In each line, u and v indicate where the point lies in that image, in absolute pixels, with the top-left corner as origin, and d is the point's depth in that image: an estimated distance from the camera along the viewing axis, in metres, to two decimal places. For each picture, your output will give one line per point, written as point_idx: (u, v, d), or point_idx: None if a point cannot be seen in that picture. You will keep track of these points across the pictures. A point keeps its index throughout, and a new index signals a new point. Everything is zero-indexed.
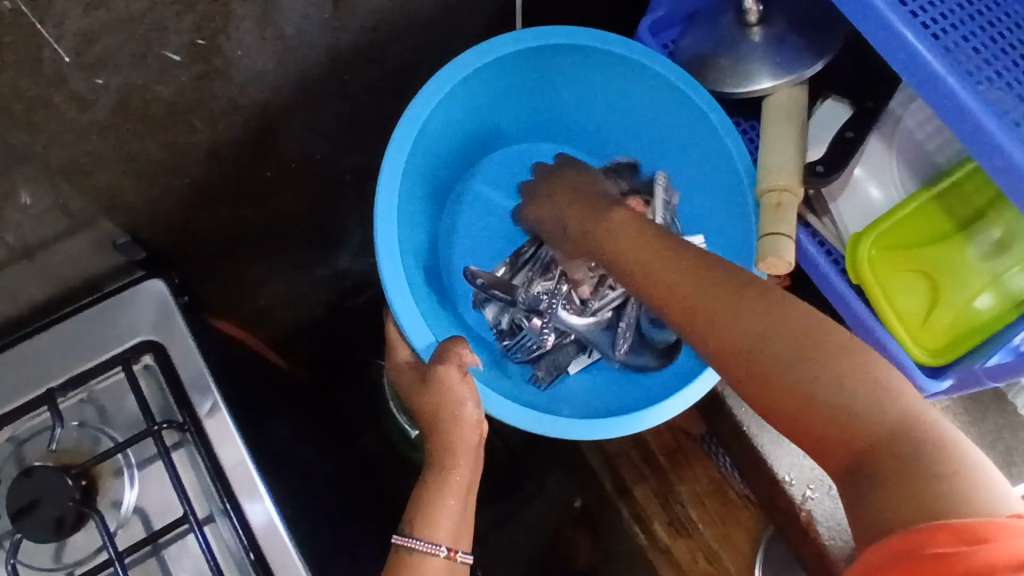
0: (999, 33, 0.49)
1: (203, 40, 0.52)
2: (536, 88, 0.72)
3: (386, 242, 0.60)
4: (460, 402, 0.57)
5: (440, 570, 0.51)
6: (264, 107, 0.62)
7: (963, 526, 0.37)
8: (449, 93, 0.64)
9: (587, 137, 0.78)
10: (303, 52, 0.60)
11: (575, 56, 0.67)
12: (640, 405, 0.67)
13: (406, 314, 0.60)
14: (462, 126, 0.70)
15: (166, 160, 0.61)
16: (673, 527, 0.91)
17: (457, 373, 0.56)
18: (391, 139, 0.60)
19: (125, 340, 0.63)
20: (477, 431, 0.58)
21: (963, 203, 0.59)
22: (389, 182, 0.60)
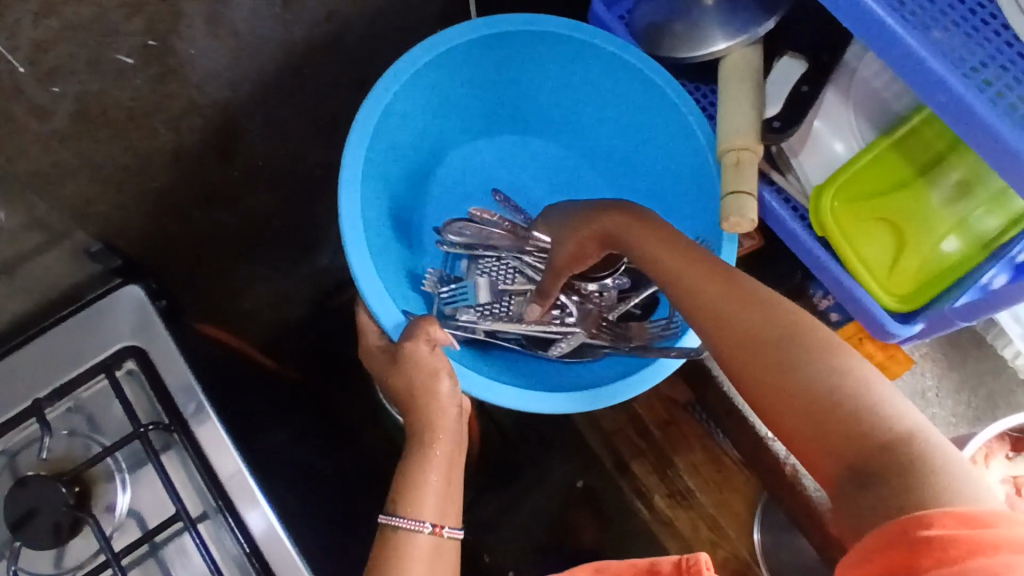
0: None
1: (155, 42, 0.53)
2: (499, 79, 0.72)
3: (353, 233, 0.60)
4: (436, 375, 0.58)
5: (425, 545, 0.52)
6: (224, 106, 0.63)
7: (965, 512, 0.35)
8: (407, 86, 0.65)
9: (552, 127, 0.79)
10: (256, 48, 0.60)
11: (531, 44, 0.68)
12: (616, 376, 0.67)
13: (374, 295, 0.61)
14: (426, 117, 0.71)
15: (133, 165, 0.61)
16: (674, 498, 0.92)
17: (427, 348, 0.58)
18: (352, 128, 0.61)
19: (107, 347, 0.64)
20: (455, 404, 0.58)
21: (922, 149, 0.59)
22: (351, 177, 0.61)
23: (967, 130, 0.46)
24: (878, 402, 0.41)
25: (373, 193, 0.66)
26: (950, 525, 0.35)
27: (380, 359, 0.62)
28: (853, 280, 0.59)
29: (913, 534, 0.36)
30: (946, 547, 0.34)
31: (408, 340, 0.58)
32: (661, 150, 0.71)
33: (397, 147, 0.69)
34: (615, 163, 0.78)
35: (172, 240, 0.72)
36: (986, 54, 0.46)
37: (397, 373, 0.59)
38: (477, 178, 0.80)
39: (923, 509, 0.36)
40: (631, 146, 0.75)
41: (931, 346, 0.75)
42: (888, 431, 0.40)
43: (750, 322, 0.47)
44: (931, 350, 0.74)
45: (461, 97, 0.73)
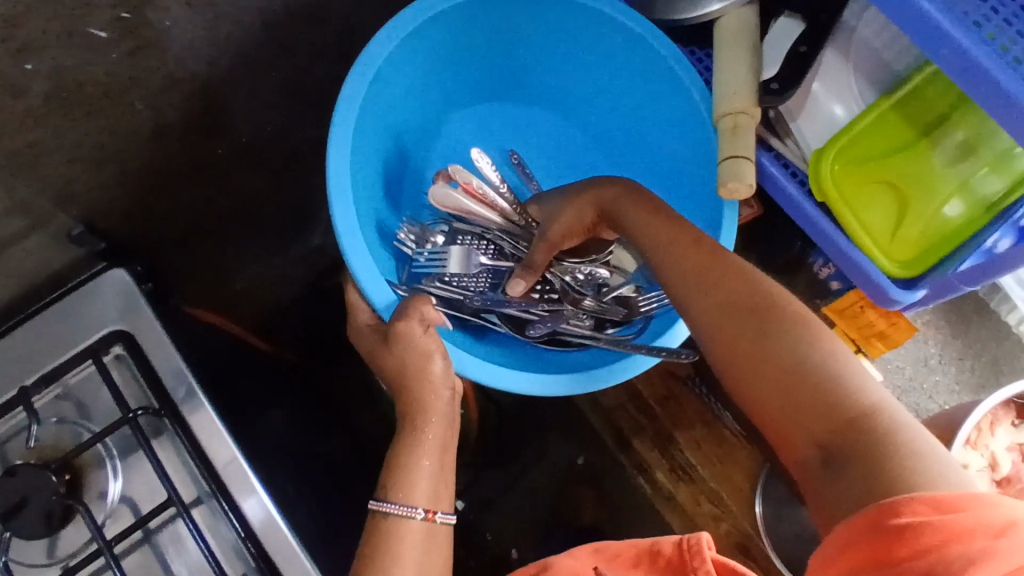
0: None
1: (129, 13, 0.51)
2: (489, 44, 0.70)
3: (344, 210, 0.58)
4: (429, 355, 0.57)
5: (419, 531, 0.52)
6: (203, 81, 0.61)
7: (938, 498, 0.35)
8: (396, 54, 0.63)
9: (545, 94, 0.77)
10: (234, 19, 0.58)
11: (523, 7, 0.66)
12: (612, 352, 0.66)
13: (364, 271, 0.58)
14: (414, 86, 0.69)
15: (113, 145, 0.59)
16: (676, 472, 0.91)
17: (420, 328, 0.56)
18: (338, 98, 0.59)
19: (93, 332, 0.62)
20: (448, 387, 0.58)
21: (923, 109, 0.58)
22: (340, 150, 0.59)
23: (974, 85, 0.44)
24: (849, 387, 0.42)
25: (362, 166, 0.63)
26: (923, 512, 0.35)
27: (374, 340, 0.61)
28: (854, 247, 0.58)
29: (885, 522, 0.35)
30: (920, 534, 0.35)
31: (399, 320, 0.56)
32: (658, 120, 0.70)
33: (385, 118, 0.67)
34: (609, 131, 0.76)
35: (158, 222, 0.70)
36: (993, 6, 0.44)
37: (390, 354, 0.58)
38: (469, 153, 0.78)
39: (894, 496, 0.36)
40: (626, 114, 0.73)
41: (932, 312, 0.74)
42: (861, 417, 0.40)
43: (740, 296, 0.48)
44: (933, 317, 0.73)
45: (450, 64, 0.70)
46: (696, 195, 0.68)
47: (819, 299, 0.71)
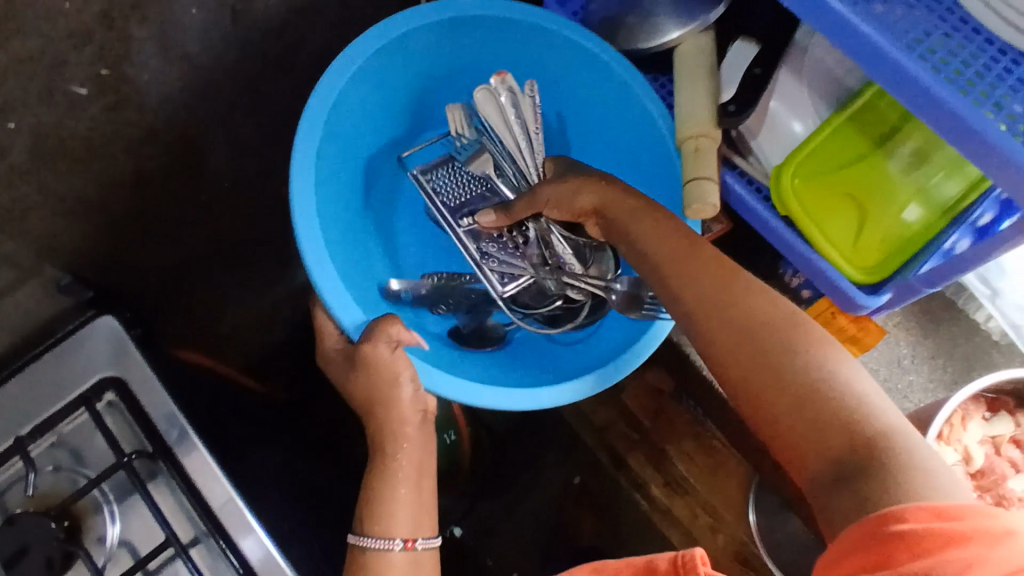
0: None
1: (108, 70, 0.52)
2: (449, 68, 0.71)
3: (312, 244, 0.57)
4: (397, 381, 0.57)
5: (400, 563, 0.53)
6: (183, 129, 0.63)
7: (939, 507, 0.36)
8: (353, 80, 0.63)
9: None
10: (210, 69, 0.60)
11: (477, 30, 0.68)
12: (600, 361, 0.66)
13: (331, 291, 0.57)
14: (376, 114, 0.70)
15: (96, 195, 0.60)
16: (670, 486, 0.92)
17: (388, 349, 0.56)
18: (299, 123, 0.59)
19: (85, 379, 0.63)
20: (418, 409, 0.58)
21: (876, 121, 0.61)
22: (301, 181, 0.58)
23: (915, 99, 0.46)
24: (865, 401, 0.42)
25: (327, 192, 0.63)
26: (923, 519, 0.36)
27: (341, 362, 0.61)
28: (819, 256, 0.60)
29: (886, 529, 0.37)
30: (920, 539, 0.36)
31: (365, 343, 0.56)
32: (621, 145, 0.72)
33: (348, 144, 0.67)
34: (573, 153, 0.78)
35: (142, 267, 0.71)
36: (929, 23, 0.47)
37: (358, 376, 0.58)
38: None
39: (897, 504, 0.37)
40: (591, 135, 0.75)
41: (904, 315, 0.76)
42: (874, 428, 0.41)
43: (763, 315, 0.47)
44: (904, 319, 0.75)
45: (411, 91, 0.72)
46: None
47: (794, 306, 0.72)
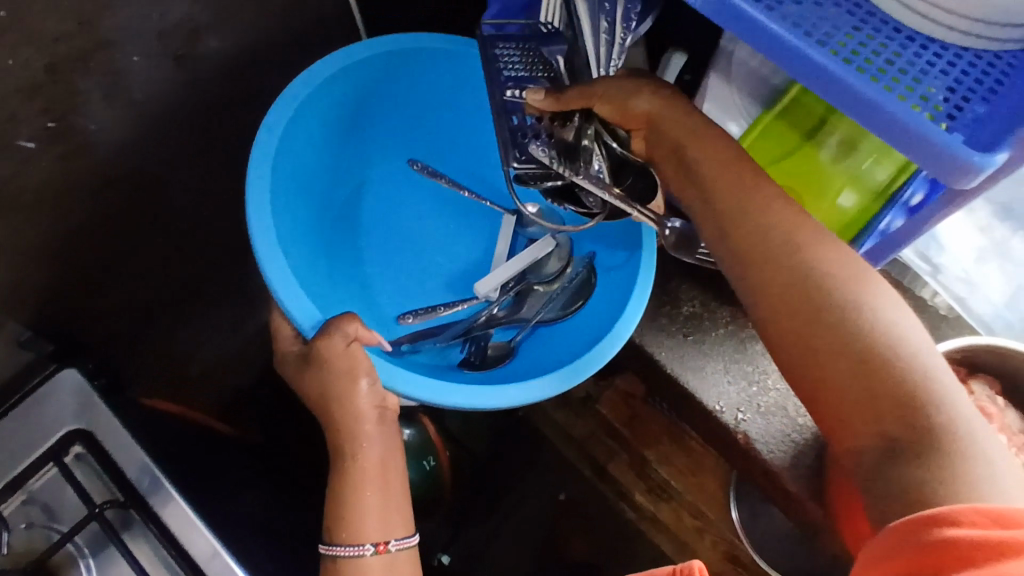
0: None
1: (55, 122, 0.52)
2: (406, 101, 0.71)
3: (288, 289, 0.56)
4: (352, 375, 0.54)
5: (374, 567, 0.51)
6: (134, 174, 0.63)
7: (997, 512, 0.34)
8: (298, 120, 0.62)
9: (475, 159, 0.77)
10: (158, 114, 0.60)
11: (430, 65, 0.67)
12: (580, 348, 0.61)
13: (289, 294, 0.56)
14: (332, 146, 0.68)
15: (52, 246, 0.60)
16: (653, 492, 0.95)
17: (343, 343, 0.54)
18: (252, 149, 0.58)
19: (52, 434, 0.62)
20: (376, 405, 0.55)
21: (804, 117, 0.64)
22: (260, 226, 0.56)
23: (831, 90, 0.45)
24: (939, 400, 0.39)
25: (285, 220, 0.61)
26: (981, 525, 0.34)
27: (295, 361, 0.57)
28: None
29: (938, 534, 0.35)
30: (974, 547, 0.34)
31: (319, 338, 0.54)
32: None
33: (304, 175, 0.65)
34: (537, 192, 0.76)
35: (103, 317, 0.71)
36: (838, 19, 0.48)
37: (311, 374, 0.55)
38: (395, 221, 0.75)
39: (950, 506, 0.35)
40: None
41: None
42: (937, 427, 0.38)
43: (814, 278, 0.44)
44: None
45: (368, 123, 0.70)
46: (612, 236, 0.67)
47: None
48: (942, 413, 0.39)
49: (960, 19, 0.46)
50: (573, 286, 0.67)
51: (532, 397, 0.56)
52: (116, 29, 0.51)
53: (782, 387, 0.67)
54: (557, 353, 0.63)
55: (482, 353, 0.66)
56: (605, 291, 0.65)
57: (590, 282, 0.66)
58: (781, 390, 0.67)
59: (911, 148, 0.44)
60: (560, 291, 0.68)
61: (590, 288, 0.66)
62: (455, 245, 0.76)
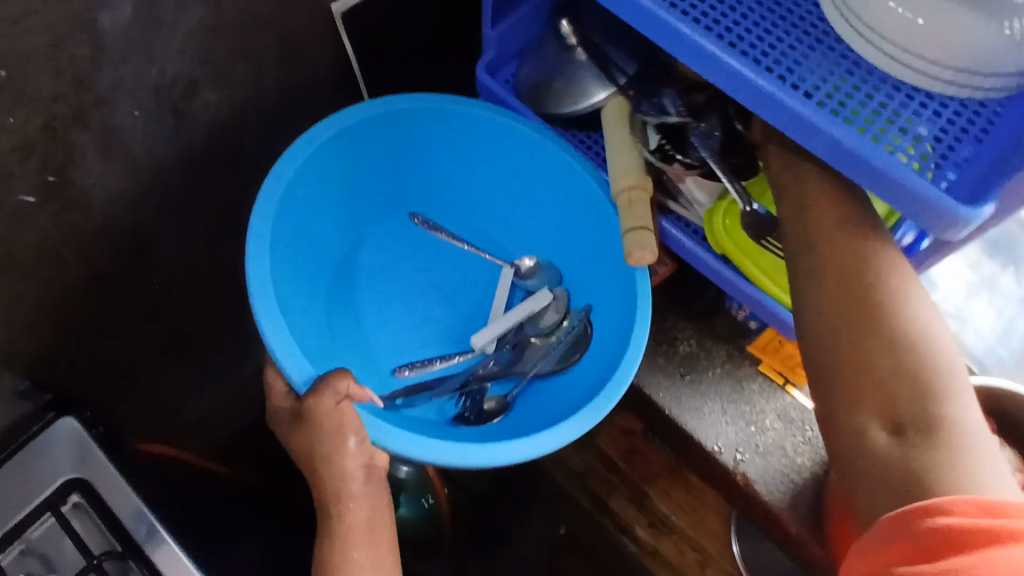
0: (761, 14, 0.51)
1: (53, 177, 0.53)
2: (405, 154, 0.72)
3: (287, 353, 0.56)
4: (341, 433, 0.54)
5: None
6: (131, 225, 0.63)
7: (985, 501, 0.37)
8: (297, 181, 0.64)
9: (473, 214, 0.77)
10: (155, 167, 0.61)
11: (427, 123, 0.69)
12: (577, 402, 0.62)
13: (282, 349, 0.56)
14: (331, 201, 0.69)
15: (48, 298, 0.61)
16: (655, 527, 0.93)
17: (332, 402, 0.54)
18: (253, 208, 0.59)
19: (49, 483, 0.61)
20: (364, 461, 0.55)
21: None
22: (259, 289, 0.57)
23: (821, 145, 0.47)
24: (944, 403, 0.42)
25: (281, 275, 0.63)
26: (969, 513, 0.37)
27: (287, 419, 0.58)
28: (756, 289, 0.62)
29: (930, 522, 0.38)
30: (963, 534, 0.37)
31: (311, 395, 0.55)
32: (572, 224, 0.71)
33: (302, 231, 0.67)
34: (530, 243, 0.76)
35: (100, 363, 0.71)
36: (828, 70, 0.49)
37: (300, 431, 0.56)
38: (393, 272, 0.76)
39: (942, 497, 0.38)
40: (548, 218, 0.74)
41: None
42: (941, 430, 0.41)
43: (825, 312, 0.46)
44: None
45: (367, 177, 0.72)
46: (611, 290, 0.68)
47: (741, 338, 0.70)
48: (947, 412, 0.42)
49: (942, 69, 0.46)
50: (568, 342, 0.68)
51: (524, 458, 0.56)
52: (113, 87, 0.52)
53: (779, 428, 0.67)
54: (553, 410, 0.64)
55: (476, 411, 0.66)
56: (602, 345, 0.66)
57: (583, 339, 0.67)
58: (779, 429, 0.67)
59: (898, 199, 0.46)
60: (557, 345, 0.68)
61: (587, 344, 0.67)
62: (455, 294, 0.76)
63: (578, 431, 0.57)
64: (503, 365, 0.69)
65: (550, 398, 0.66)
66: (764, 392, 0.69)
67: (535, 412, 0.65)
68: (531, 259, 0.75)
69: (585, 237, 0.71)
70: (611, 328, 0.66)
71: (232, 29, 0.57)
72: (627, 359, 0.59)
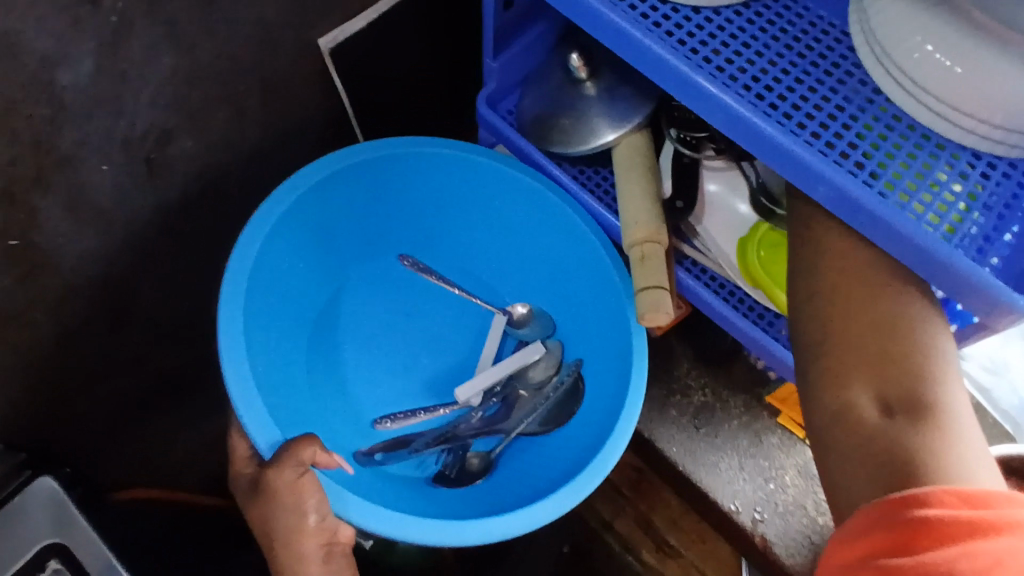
0: (789, 61, 0.47)
1: (16, 241, 0.48)
2: (394, 193, 0.70)
3: (256, 420, 0.54)
4: (300, 511, 0.53)
5: None
6: (106, 281, 0.58)
7: (967, 491, 0.36)
8: (276, 229, 0.62)
9: (469, 254, 0.75)
10: (128, 221, 0.56)
11: (413, 165, 0.67)
12: (564, 474, 0.60)
13: (250, 412, 0.54)
14: (314, 246, 0.68)
15: (19, 363, 0.56)
16: (661, 550, 0.92)
17: (293, 475, 0.52)
18: (225, 267, 0.58)
19: (24, 552, 0.56)
20: (321, 539, 0.55)
21: None
22: (231, 356, 0.56)
23: (852, 217, 0.44)
24: (931, 397, 0.41)
25: (257, 329, 0.61)
26: (951, 504, 0.36)
27: (247, 488, 0.56)
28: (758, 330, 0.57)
29: (914, 516, 0.36)
30: (944, 525, 0.35)
31: (272, 467, 0.52)
32: (567, 272, 0.69)
33: (282, 278, 0.65)
34: (526, 285, 0.74)
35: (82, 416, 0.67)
36: (861, 122, 0.45)
37: (257, 504, 0.54)
38: (383, 315, 0.73)
39: (924, 487, 0.37)
40: (543, 263, 0.71)
41: None
42: (924, 426, 0.40)
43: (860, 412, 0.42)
44: None
45: (355, 220, 0.70)
46: (608, 344, 0.65)
47: (759, 387, 0.66)
48: (932, 395, 0.41)
49: (992, 129, 0.42)
50: (557, 398, 0.65)
51: (503, 534, 0.53)
52: (79, 145, 0.47)
53: (800, 484, 0.64)
54: (543, 476, 0.62)
55: (464, 469, 0.65)
56: (593, 406, 0.64)
57: (572, 398, 0.66)
58: (799, 486, 0.64)
59: (937, 276, 0.42)
60: (545, 400, 0.66)
61: (576, 402, 0.65)
62: (447, 340, 0.74)
63: (554, 512, 0.54)
64: (486, 421, 0.68)
65: (536, 460, 0.65)
66: (783, 446, 0.65)
67: (519, 475, 0.64)
68: (525, 308, 0.73)
69: (580, 287, 0.68)
70: (603, 383, 0.64)
71: (210, 73, 0.52)
72: (616, 431, 0.57)
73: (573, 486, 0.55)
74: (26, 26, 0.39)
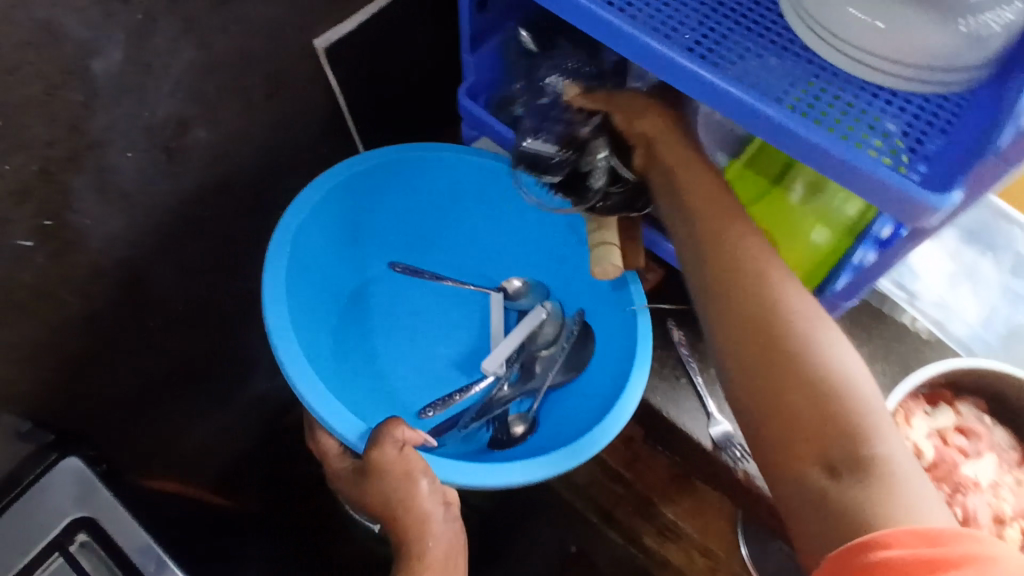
0: (726, 30, 0.54)
1: (50, 220, 0.54)
2: (395, 196, 0.77)
3: (316, 396, 0.60)
4: (411, 477, 0.58)
5: None
6: (127, 263, 0.64)
7: (921, 532, 0.38)
8: (303, 231, 0.69)
9: (465, 248, 0.83)
10: (149, 204, 0.62)
11: (412, 170, 0.75)
12: (596, 413, 0.66)
13: (314, 395, 0.60)
14: (333, 247, 0.74)
15: (46, 340, 0.61)
16: (663, 534, 0.95)
17: (394, 450, 0.58)
18: (265, 262, 0.65)
19: (52, 525, 0.59)
20: (439, 500, 0.59)
21: (771, 161, 0.64)
22: (283, 342, 0.62)
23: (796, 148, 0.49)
24: (874, 444, 0.43)
25: (299, 323, 0.68)
26: (908, 544, 0.38)
27: (357, 472, 0.62)
28: None
29: (873, 557, 0.38)
30: (904, 565, 0.38)
31: (374, 448, 0.58)
32: (559, 252, 0.77)
33: (310, 278, 0.72)
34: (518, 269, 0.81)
35: (103, 401, 0.72)
36: (793, 73, 0.51)
37: (373, 481, 0.59)
38: (396, 311, 0.81)
39: (880, 530, 0.39)
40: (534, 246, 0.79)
41: None
42: (870, 467, 0.42)
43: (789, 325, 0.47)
44: None
45: (363, 221, 0.77)
46: (606, 309, 0.72)
47: None
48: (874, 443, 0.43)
49: (905, 69, 0.48)
50: (571, 349, 0.73)
51: (556, 470, 0.59)
52: (108, 130, 0.54)
53: None
54: (577, 419, 0.68)
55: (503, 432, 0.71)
56: (601, 360, 0.71)
57: (582, 352, 0.72)
58: None
59: (867, 190, 0.47)
60: (561, 350, 0.73)
61: (588, 349, 0.72)
62: (461, 325, 0.81)
63: (603, 438, 0.60)
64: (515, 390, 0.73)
65: (568, 409, 0.71)
66: None
67: (558, 425, 0.70)
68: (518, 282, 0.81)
69: (574, 261, 0.76)
70: (609, 337, 0.71)
71: (221, 66, 0.58)
72: (637, 359, 0.64)
73: (618, 411, 0.61)
74: (68, 17, 0.46)
